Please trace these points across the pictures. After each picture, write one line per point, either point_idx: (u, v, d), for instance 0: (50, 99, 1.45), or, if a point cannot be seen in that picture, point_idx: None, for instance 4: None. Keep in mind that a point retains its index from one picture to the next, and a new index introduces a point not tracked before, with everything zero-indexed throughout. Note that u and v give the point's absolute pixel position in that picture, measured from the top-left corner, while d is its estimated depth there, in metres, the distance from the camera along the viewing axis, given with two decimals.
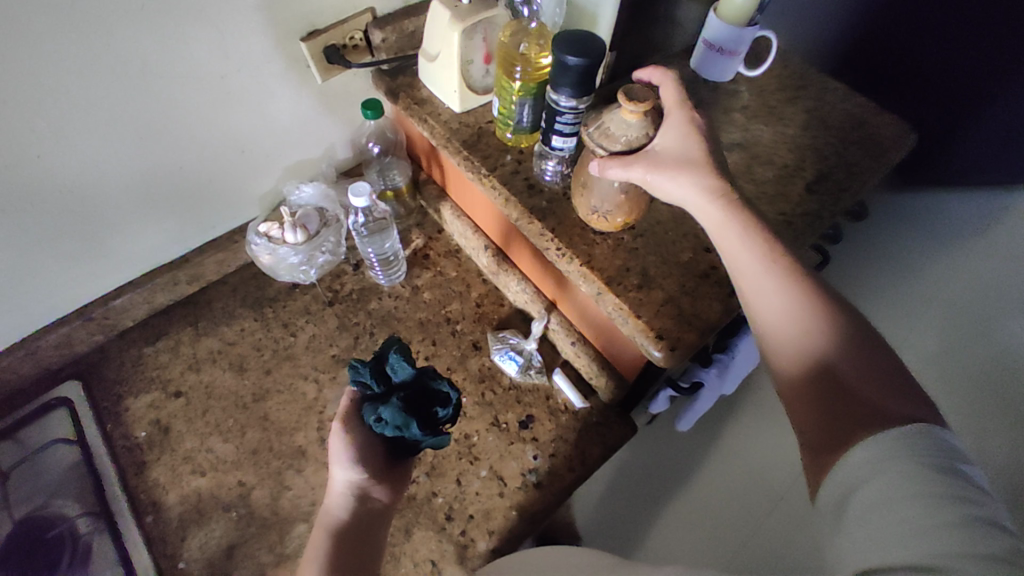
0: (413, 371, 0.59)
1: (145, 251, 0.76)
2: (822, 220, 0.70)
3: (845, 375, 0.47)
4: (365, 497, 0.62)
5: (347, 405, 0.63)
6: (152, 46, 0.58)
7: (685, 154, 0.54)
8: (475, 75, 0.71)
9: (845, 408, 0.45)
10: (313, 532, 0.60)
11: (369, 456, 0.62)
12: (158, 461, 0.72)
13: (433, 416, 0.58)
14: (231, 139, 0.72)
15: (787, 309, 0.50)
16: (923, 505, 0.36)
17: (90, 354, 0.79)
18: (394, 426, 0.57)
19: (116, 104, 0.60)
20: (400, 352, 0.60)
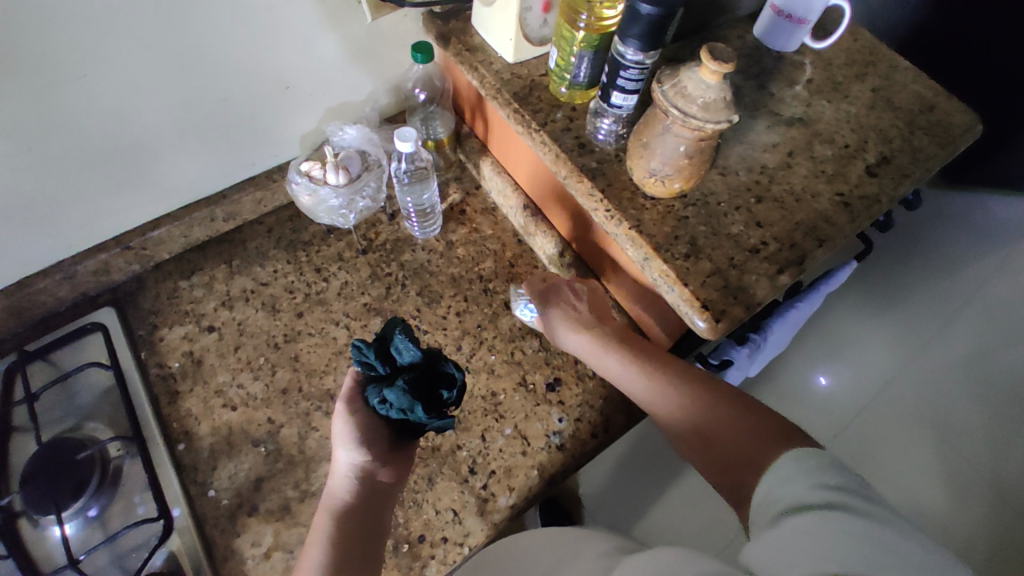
0: (421, 355, 0.59)
1: (185, 183, 0.76)
2: (880, 204, 0.67)
3: (714, 433, 0.57)
4: (372, 479, 0.62)
5: (350, 388, 0.65)
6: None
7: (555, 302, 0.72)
8: (532, 25, 0.67)
9: (725, 438, 0.56)
10: (319, 514, 0.61)
11: (372, 440, 0.62)
12: (191, 393, 0.74)
13: (438, 398, 0.60)
14: (275, 75, 0.71)
15: (642, 371, 0.65)
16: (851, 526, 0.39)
17: (128, 284, 0.80)
18: (398, 408, 0.58)
19: (163, 27, 0.58)
20: (405, 333, 0.60)
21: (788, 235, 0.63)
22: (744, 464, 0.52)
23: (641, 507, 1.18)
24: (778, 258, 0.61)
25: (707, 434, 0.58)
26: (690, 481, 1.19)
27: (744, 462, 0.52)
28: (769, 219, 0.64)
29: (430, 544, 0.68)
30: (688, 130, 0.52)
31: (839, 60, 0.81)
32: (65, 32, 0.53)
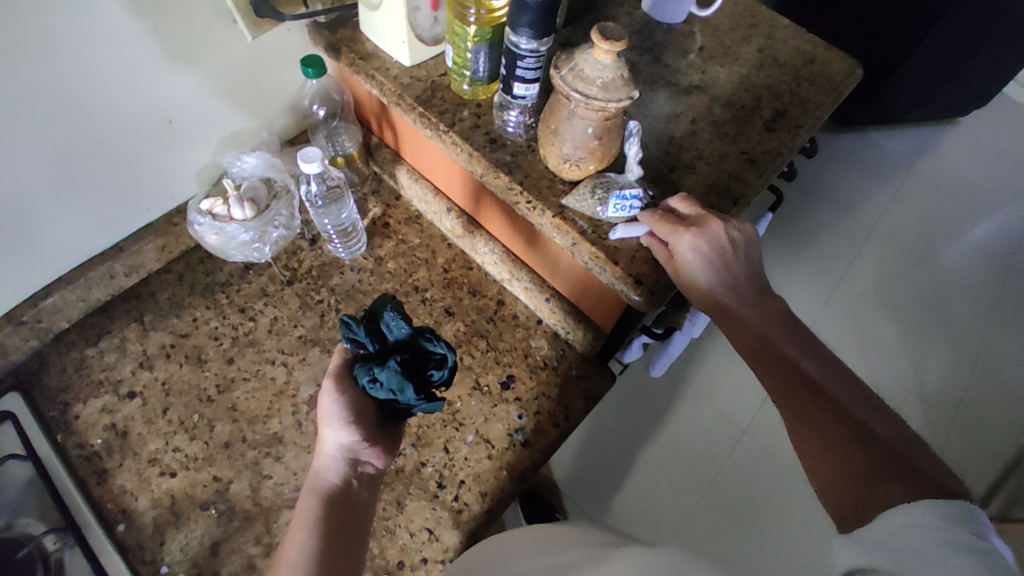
0: (409, 332, 0.59)
1: (73, 241, 0.69)
2: (781, 156, 0.71)
3: (844, 417, 0.52)
4: (357, 461, 0.61)
5: (338, 366, 0.62)
6: (38, 6, 0.49)
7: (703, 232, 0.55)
8: (423, 25, 0.66)
9: (851, 434, 0.51)
10: (303, 495, 0.59)
11: (362, 420, 0.61)
12: (121, 468, 0.67)
13: (427, 379, 0.58)
14: (154, 108, 0.65)
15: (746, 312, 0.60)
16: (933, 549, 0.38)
17: (27, 362, 0.72)
18: (389, 388, 0.56)
19: (13, 76, 0.52)
20: (395, 309, 0.60)
21: (704, 200, 0.66)
22: (879, 484, 0.46)
23: (616, 480, 1.20)
24: None
25: (847, 430, 0.51)
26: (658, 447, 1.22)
27: (868, 479, 0.47)
28: (685, 185, 0.66)
29: (411, 567, 0.66)
30: (593, 111, 0.53)
31: (724, 26, 0.84)
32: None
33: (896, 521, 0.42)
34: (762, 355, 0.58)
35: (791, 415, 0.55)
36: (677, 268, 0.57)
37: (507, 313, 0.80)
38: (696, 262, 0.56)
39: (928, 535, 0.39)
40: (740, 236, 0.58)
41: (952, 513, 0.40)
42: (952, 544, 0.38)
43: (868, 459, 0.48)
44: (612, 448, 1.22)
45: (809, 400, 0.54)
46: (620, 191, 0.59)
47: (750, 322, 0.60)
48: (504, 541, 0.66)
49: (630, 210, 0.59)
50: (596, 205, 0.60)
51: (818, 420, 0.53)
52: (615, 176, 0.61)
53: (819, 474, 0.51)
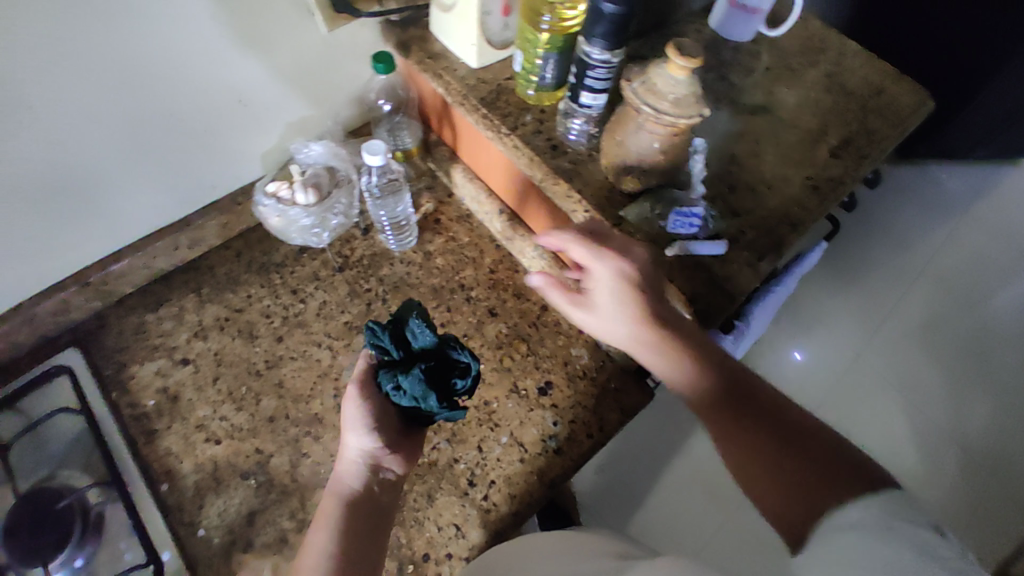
0: (435, 340, 0.59)
1: (143, 211, 0.72)
2: (845, 184, 0.69)
3: (786, 454, 0.48)
4: (379, 467, 0.62)
5: (363, 371, 0.62)
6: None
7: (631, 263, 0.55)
8: (492, 29, 0.67)
9: (795, 466, 0.47)
10: (326, 497, 0.61)
11: (385, 426, 0.62)
12: (169, 430, 0.71)
13: (450, 388, 0.59)
14: (229, 89, 0.68)
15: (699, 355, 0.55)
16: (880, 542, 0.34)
17: (91, 321, 0.76)
18: (411, 397, 0.58)
19: (108, 50, 0.56)
20: (421, 317, 0.60)
21: (763, 222, 0.65)
22: (818, 505, 0.43)
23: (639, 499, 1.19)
24: (755, 245, 0.62)
25: (789, 466, 0.47)
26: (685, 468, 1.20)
27: (811, 503, 0.44)
28: (745, 206, 0.65)
29: (436, 561, 0.66)
30: (661, 126, 0.53)
31: (793, 49, 0.83)
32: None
33: (839, 533, 0.37)
34: (701, 383, 0.55)
35: (725, 439, 0.52)
36: (590, 320, 0.60)
37: (549, 319, 0.80)
38: (604, 291, 0.57)
39: (868, 538, 0.35)
40: (639, 262, 0.56)
41: (887, 506, 0.37)
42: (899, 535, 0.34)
43: (812, 477, 0.45)
44: (638, 466, 1.21)
45: (744, 421, 0.52)
46: (681, 208, 0.59)
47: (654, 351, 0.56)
48: (525, 544, 0.66)
49: (688, 228, 0.60)
50: (657, 219, 0.60)
51: (753, 446, 0.50)
52: (677, 192, 0.61)
53: (758, 500, 0.48)
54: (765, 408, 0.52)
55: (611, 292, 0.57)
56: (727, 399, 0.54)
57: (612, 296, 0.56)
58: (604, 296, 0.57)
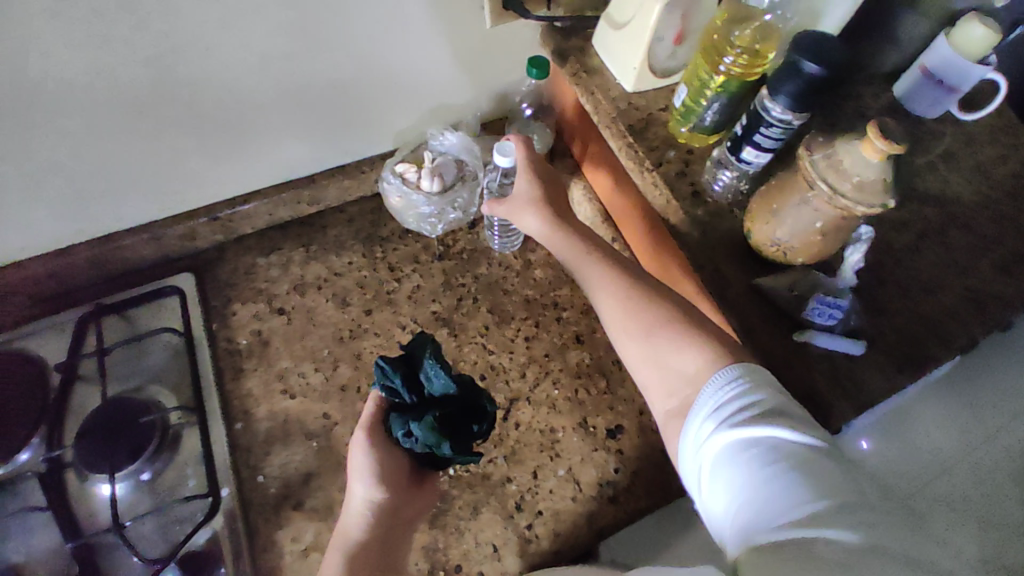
0: (452, 387, 0.56)
1: (280, 163, 0.75)
2: (1014, 307, 0.61)
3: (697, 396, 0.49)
4: (388, 514, 0.61)
5: (371, 417, 0.61)
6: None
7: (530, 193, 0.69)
8: (660, 56, 0.64)
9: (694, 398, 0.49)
10: (331, 549, 0.60)
11: (392, 478, 0.61)
12: (253, 373, 0.74)
13: (467, 433, 0.57)
14: (388, 65, 0.69)
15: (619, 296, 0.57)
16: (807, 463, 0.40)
17: (209, 252, 0.80)
18: (423, 444, 0.55)
19: (293, 11, 0.58)
20: (436, 359, 0.57)
21: (908, 327, 0.58)
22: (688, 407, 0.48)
23: None
24: (894, 352, 0.56)
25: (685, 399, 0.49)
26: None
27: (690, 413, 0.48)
28: (891, 305, 0.59)
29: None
30: (833, 207, 0.48)
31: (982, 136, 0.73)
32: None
33: (714, 440, 0.43)
34: (622, 313, 0.57)
35: (634, 347, 0.55)
36: (528, 222, 0.69)
37: None
38: (524, 220, 0.69)
39: (752, 452, 0.41)
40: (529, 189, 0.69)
41: (741, 398, 0.44)
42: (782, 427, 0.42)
43: (693, 375, 0.49)
44: None
45: (654, 338, 0.53)
46: (824, 295, 0.53)
47: (603, 270, 0.61)
48: None
49: (825, 317, 0.54)
50: (788, 299, 0.55)
51: (654, 346, 0.53)
52: (823, 277, 0.55)
53: (653, 397, 0.53)
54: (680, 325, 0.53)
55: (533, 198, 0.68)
56: (658, 316, 0.54)
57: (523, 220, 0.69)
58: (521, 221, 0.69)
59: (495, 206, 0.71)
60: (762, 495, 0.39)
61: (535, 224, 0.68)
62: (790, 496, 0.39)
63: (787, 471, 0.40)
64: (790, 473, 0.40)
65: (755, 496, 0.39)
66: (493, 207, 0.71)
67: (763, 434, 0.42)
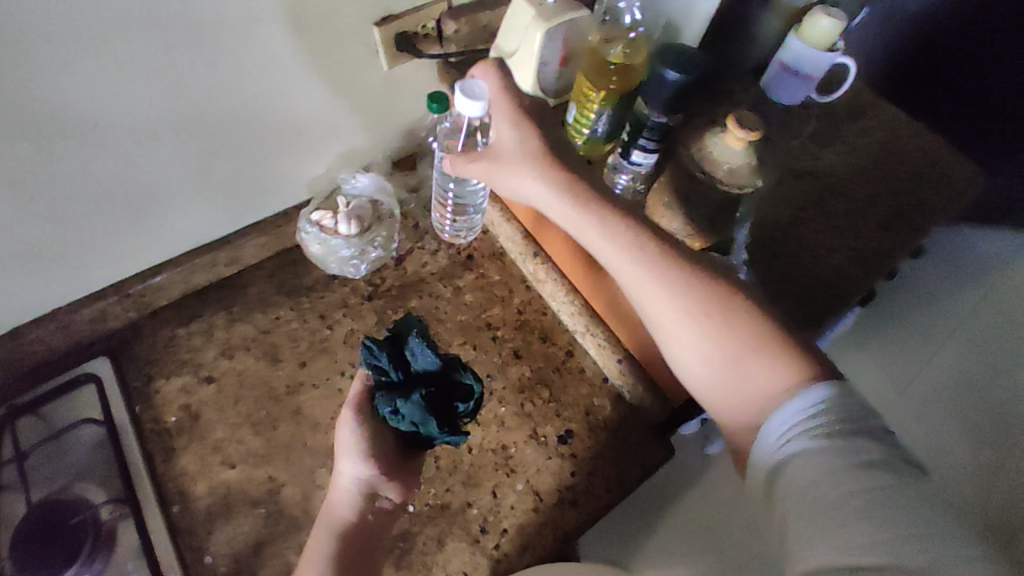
0: (436, 362, 0.58)
1: (189, 229, 0.73)
2: (890, 259, 0.68)
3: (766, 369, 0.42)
4: (374, 496, 0.62)
5: (358, 395, 0.63)
6: (211, 19, 0.55)
7: (517, 143, 0.56)
8: (547, 79, 0.67)
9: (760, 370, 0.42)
10: (314, 531, 0.60)
11: (380, 453, 0.62)
12: (187, 449, 0.70)
13: (453, 412, 0.58)
14: (288, 118, 0.70)
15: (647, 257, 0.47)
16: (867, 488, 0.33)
17: (123, 330, 0.75)
18: (410, 421, 0.57)
19: (184, 79, 0.58)
20: (421, 336, 0.59)
21: None
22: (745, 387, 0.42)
23: None
24: None
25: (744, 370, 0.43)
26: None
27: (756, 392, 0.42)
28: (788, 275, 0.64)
29: None
30: None
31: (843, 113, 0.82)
32: (70, 81, 0.52)
33: (779, 450, 0.37)
34: (654, 277, 0.46)
35: (696, 354, 0.45)
36: (513, 180, 0.56)
37: (574, 366, 0.79)
38: (511, 177, 0.56)
39: (841, 462, 0.34)
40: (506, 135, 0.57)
41: (836, 404, 0.37)
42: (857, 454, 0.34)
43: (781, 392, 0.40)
44: None
45: (733, 358, 0.43)
46: None
47: (638, 255, 0.47)
48: None
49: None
50: None
51: (732, 365, 0.43)
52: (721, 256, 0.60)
53: (719, 407, 0.44)
54: (765, 318, 0.44)
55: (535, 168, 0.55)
56: (725, 303, 0.45)
57: (510, 175, 0.56)
58: (507, 179, 0.57)
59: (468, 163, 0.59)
60: (816, 516, 0.33)
61: (536, 186, 0.55)
62: (884, 517, 0.31)
63: (886, 496, 0.32)
64: (856, 497, 0.33)
65: (808, 516, 0.33)
66: (472, 169, 0.59)
67: (858, 452, 0.34)
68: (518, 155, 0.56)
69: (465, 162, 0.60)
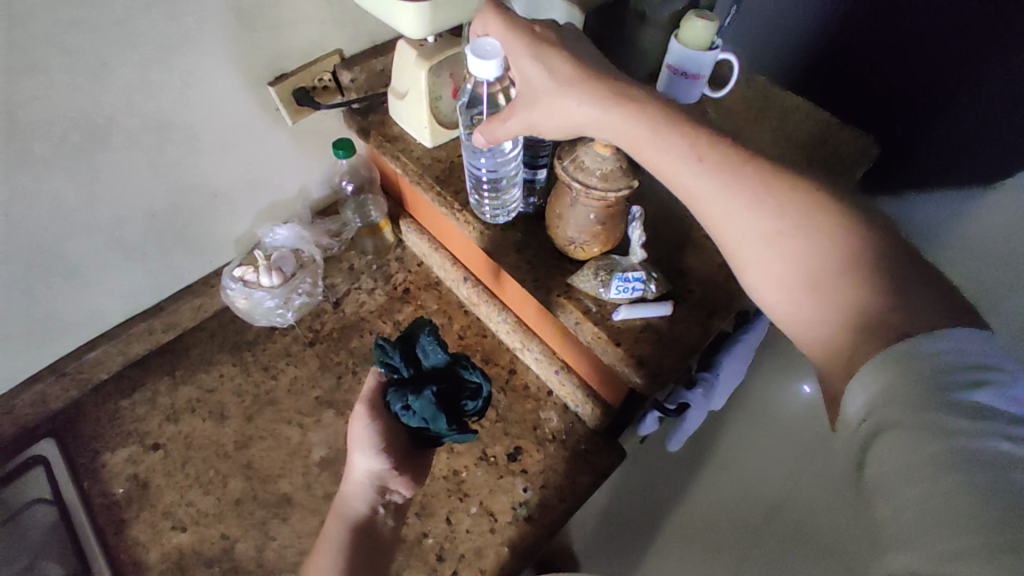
0: (447, 358, 0.62)
1: (120, 301, 0.75)
2: None
3: (845, 258, 0.41)
4: (385, 488, 0.63)
5: (373, 391, 0.64)
6: (103, 98, 0.58)
7: (550, 74, 0.52)
8: (445, 111, 0.72)
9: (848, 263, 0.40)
10: (330, 517, 0.62)
11: (395, 447, 0.62)
12: (138, 518, 0.70)
13: (461, 410, 0.61)
14: (205, 182, 0.73)
15: (702, 161, 0.47)
16: (954, 479, 0.30)
17: (67, 410, 0.77)
18: (421, 416, 0.59)
19: (88, 160, 0.61)
20: (432, 334, 0.62)
21: (713, 279, 0.65)
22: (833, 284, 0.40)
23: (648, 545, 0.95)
24: (706, 303, 0.63)
25: (831, 261, 0.41)
26: (677, 517, 0.98)
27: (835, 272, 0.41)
28: (697, 265, 0.66)
29: None
30: (594, 200, 0.55)
31: (738, 107, 0.86)
32: None
33: (861, 423, 0.35)
34: (712, 176, 0.47)
35: (776, 265, 0.44)
36: (550, 126, 0.53)
37: (518, 383, 0.80)
38: (555, 116, 0.52)
39: (926, 447, 0.32)
40: (528, 74, 0.53)
41: (931, 373, 0.34)
42: (957, 439, 0.31)
43: (867, 310, 0.38)
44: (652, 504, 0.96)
45: (802, 274, 0.42)
46: (623, 273, 0.60)
47: (686, 162, 0.48)
48: None
49: (631, 292, 0.60)
50: (599, 285, 0.60)
51: (800, 284, 0.42)
52: (619, 258, 0.62)
53: (763, 286, 0.45)
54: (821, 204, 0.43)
55: (585, 96, 0.51)
56: (781, 196, 0.44)
57: (552, 107, 0.52)
58: (544, 113, 0.52)
59: (498, 127, 0.54)
60: (903, 505, 0.32)
61: (584, 116, 0.51)
62: (977, 512, 0.29)
63: (979, 487, 0.30)
64: (944, 490, 0.30)
65: (897, 504, 0.32)
66: (503, 135, 0.55)
67: (961, 436, 0.31)
68: (567, 90, 0.51)
69: (499, 124, 0.54)
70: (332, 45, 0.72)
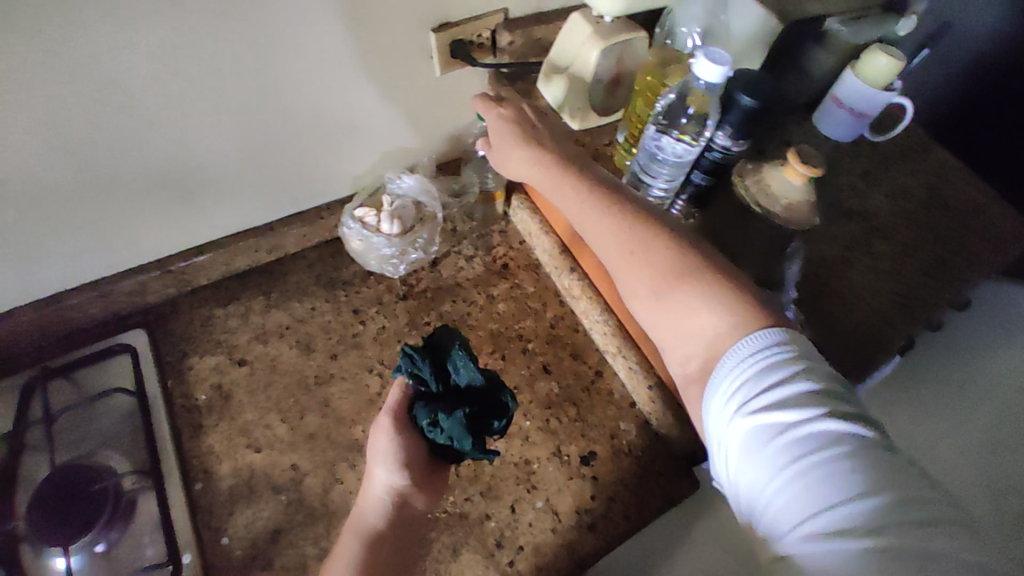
0: (478, 380, 0.60)
1: (234, 214, 0.76)
2: (938, 306, 0.68)
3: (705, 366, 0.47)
4: (405, 508, 0.61)
5: (397, 404, 0.63)
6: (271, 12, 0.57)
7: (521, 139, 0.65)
8: (598, 96, 0.73)
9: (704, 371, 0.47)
10: (344, 535, 0.60)
11: (416, 464, 0.62)
12: (215, 428, 0.71)
13: (488, 429, 0.60)
14: (334, 120, 0.72)
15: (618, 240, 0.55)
16: (817, 447, 0.39)
17: (162, 306, 0.78)
18: (448, 435, 0.59)
19: (241, 70, 0.60)
20: (464, 350, 0.61)
21: None
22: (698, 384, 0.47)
23: None
24: None
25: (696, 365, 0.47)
26: None
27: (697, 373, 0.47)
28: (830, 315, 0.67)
29: None
30: None
31: (894, 155, 0.81)
32: (130, 63, 0.54)
33: (735, 424, 0.42)
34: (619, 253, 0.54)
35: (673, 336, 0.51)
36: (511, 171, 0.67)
37: (603, 387, 0.78)
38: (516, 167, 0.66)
39: (784, 426, 0.40)
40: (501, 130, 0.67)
41: (769, 409, 0.40)
42: (808, 414, 0.40)
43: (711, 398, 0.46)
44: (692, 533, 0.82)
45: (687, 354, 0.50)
46: None
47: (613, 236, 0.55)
48: None
49: None
50: None
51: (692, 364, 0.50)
52: None
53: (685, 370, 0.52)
54: None
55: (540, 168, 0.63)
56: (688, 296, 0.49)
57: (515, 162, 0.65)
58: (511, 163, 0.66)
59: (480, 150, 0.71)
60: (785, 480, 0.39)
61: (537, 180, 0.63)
62: (840, 473, 0.37)
63: (832, 451, 0.38)
64: (813, 459, 0.38)
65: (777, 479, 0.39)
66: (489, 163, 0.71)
67: (819, 451, 0.38)
68: (512, 148, 0.65)
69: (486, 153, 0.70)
70: (500, 2, 0.69)
